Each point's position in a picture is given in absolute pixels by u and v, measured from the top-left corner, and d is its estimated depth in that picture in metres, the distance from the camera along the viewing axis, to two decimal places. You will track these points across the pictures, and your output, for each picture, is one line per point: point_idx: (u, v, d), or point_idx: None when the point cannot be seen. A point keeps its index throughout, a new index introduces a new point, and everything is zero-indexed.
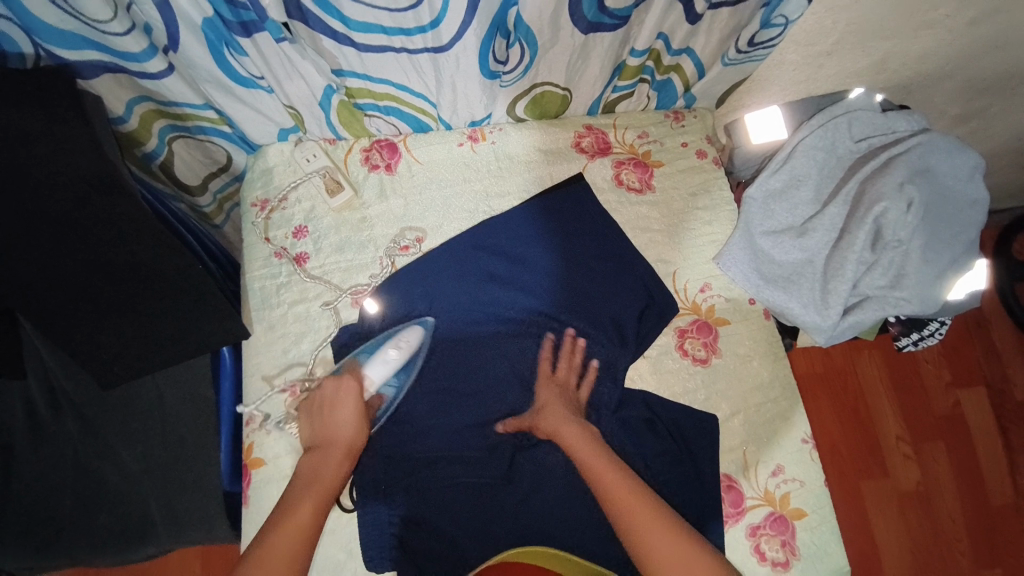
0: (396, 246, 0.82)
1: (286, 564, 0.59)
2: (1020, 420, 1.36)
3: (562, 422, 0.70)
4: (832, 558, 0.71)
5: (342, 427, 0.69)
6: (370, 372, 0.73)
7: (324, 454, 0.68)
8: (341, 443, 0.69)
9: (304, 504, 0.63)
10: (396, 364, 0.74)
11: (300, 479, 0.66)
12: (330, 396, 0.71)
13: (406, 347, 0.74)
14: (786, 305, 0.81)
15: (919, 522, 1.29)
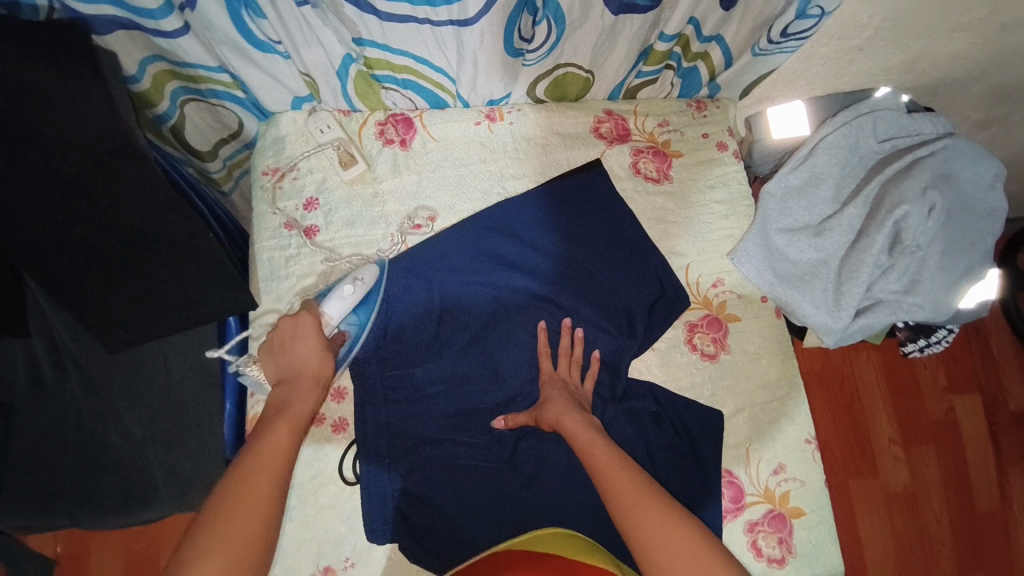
0: (409, 226, 0.81)
1: (263, 504, 0.57)
2: (1013, 428, 1.37)
3: (564, 411, 0.69)
4: (827, 558, 0.71)
5: (304, 359, 0.68)
6: (327, 308, 0.71)
7: (290, 386, 0.66)
8: (303, 373, 0.67)
9: (276, 430, 0.62)
10: (353, 299, 0.72)
11: (270, 410, 0.64)
12: (289, 333, 0.69)
13: (362, 283, 0.73)
14: (798, 305, 0.80)
15: (905, 523, 1.31)
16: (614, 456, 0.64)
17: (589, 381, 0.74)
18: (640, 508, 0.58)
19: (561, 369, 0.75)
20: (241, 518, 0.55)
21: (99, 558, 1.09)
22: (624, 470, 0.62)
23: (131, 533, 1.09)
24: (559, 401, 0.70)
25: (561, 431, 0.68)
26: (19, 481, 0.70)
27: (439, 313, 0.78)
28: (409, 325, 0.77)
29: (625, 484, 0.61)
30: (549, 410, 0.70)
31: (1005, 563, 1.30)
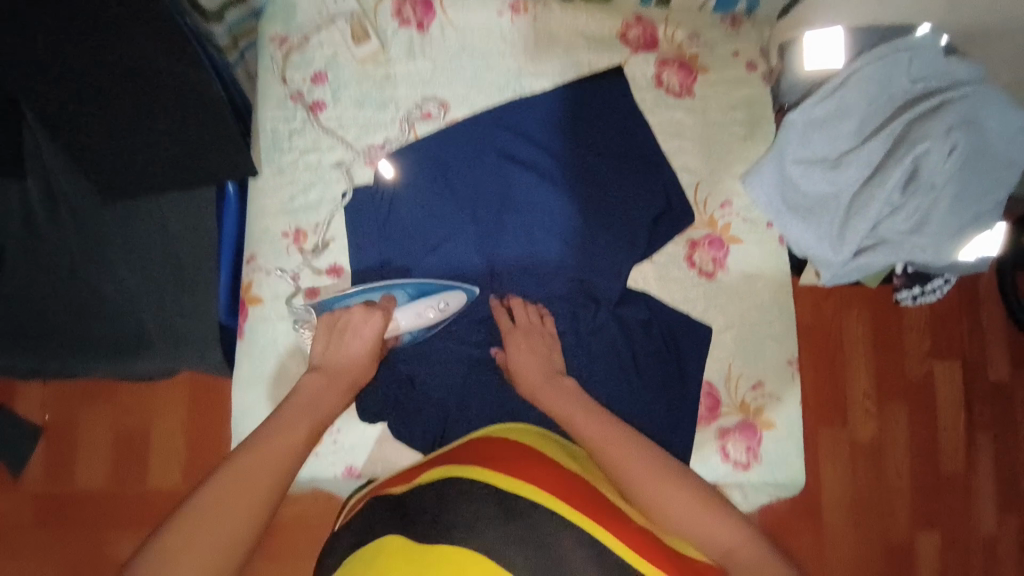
0: (418, 113, 0.78)
1: (268, 476, 0.53)
2: (987, 399, 1.42)
3: (540, 387, 0.68)
4: (789, 468, 0.75)
5: (353, 362, 0.68)
6: (400, 315, 0.72)
7: (328, 383, 0.65)
8: (345, 378, 0.67)
9: (299, 424, 0.59)
10: (427, 321, 0.73)
11: (301, 398, 0.63)
12: (354, 326, 0.69)
13: (447, 310, 0.73)
14: (801, 235, 0.79)
15: (866, 473, 1.38)
16: (601, 424, 0.62)
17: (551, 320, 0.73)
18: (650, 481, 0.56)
19: (519, 318, 0.73)
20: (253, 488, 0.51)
21: (88, 428, 1.08)
22: (606, 426, 0.62)
23: (123, 409, 1.09)
24: (532, 372, 0.69)
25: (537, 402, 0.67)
26: (14, 320, 0.71)
27: (439, 205, 0.76)
28: (411, 209, 0.76)
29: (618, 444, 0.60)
30: (525, 383, 0.69)
31: (957, 520, 1.39)
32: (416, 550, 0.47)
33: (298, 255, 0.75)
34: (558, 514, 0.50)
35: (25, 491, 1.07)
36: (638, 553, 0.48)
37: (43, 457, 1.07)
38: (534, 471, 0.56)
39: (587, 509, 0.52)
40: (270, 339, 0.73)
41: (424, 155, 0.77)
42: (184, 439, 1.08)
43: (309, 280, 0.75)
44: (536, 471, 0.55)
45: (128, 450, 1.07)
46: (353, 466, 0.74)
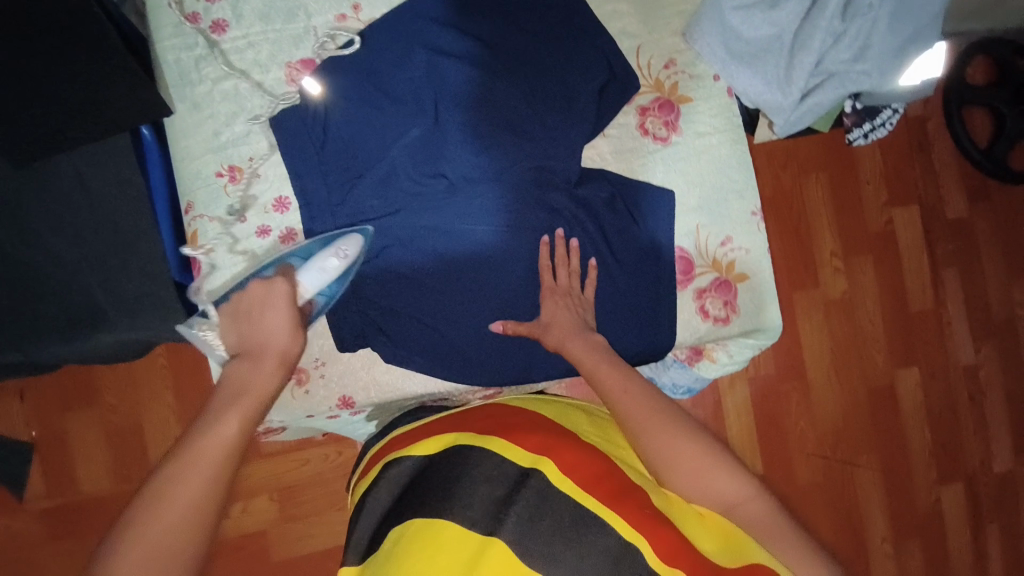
0: (332, 17, 0.73)
1: (198, 490, 0.49)
2: (947, 235, 1.49)
3: (568, 336, 0.68)
4: (766, 314, 0.77)
5: (270, 332, 0.64)
6: (304, 278, 0.68)
7: (252, 359, 0.61)
8: (270, 352, 0.62)
9: (227, 416, 0.55)
10: (335, 272, 0.69)
11: (233, 384, 0.59)
12: (258, 299, 0.66)
13: (346, 255, 0.69)
14: (750, 84, 0.77)
15: (841, 326, 1.45)
16: (586, 343, 0.67)
17: (590, 287, 0.72)
18: (659, 439, 0.57)
19: (560, 279, 0.71)
20: (177, 509, 0.47)
21: (78, 429, 1.05)
22: (598, 355, 0.65)
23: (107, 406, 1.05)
24: (566, 321, 0.69)
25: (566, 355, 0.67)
26: None
27: (374, 116, 0.71)
28: (341, 123, 0.70)
29: (630, 395, 0.60)
30: (555, 332, 0.69)
31: (931, 353, 1.50)
32: (440, 522, 0.50)
33: (235, 193, 0.72)
34: (569, 493, 0.51)
35: (31, 508, 1.04)
36: (635, 526, 0.47)
37: (39, 464, 1.04)
38: (553, 438, 0.59)
39: (597, 479, 0.53)
40: (231, 286, 0.72)
41: (351, 66, 0.71)
42: (179, 421, 1.06)
43: (256, 218, 0.72)
44: (554, 440, 0.58)
45: (124, 443, 1.05)
46: (348, 394, 0.74)
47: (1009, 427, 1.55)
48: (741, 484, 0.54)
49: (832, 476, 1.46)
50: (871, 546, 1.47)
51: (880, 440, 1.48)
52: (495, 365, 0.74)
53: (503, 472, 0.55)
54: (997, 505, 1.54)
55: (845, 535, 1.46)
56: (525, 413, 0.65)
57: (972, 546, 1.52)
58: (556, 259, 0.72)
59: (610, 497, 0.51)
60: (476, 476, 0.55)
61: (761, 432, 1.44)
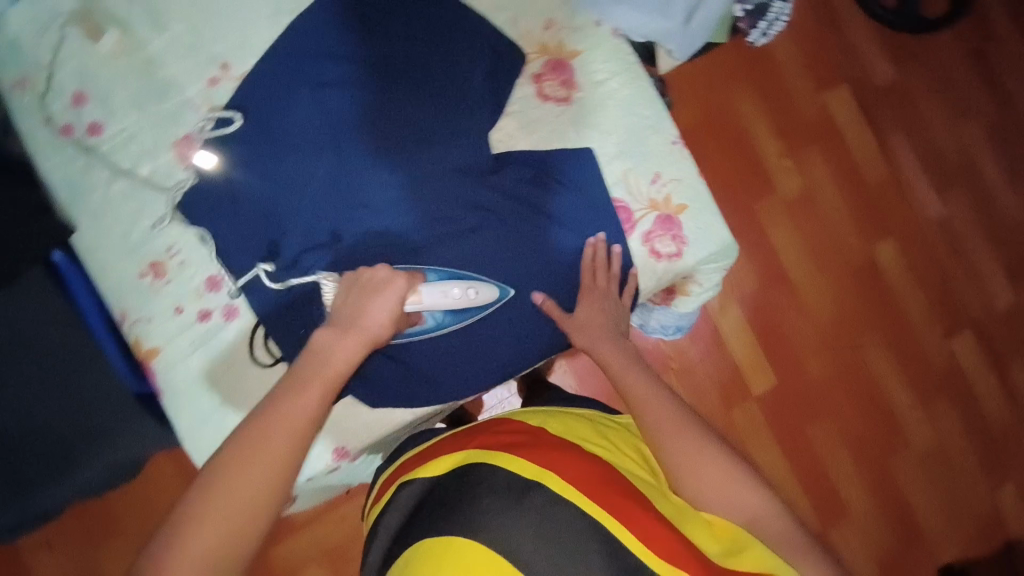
0: (204, 82, 0.71)
1: (293, 443, 0.54)
2: (882, 101, 1.50)
3: (601, 342, 0.71)
4: (715, 237, 0.77)
5: (373, 317, 0.62)
6: (425, 293, 0.66)
7: (340, 335, 0.61)
8: (362, 333, 0.61)
9: (310, 393, 0.57)
10: (454, 302, 0.68)
11: (311, 353, 0.60)
12: (372, 283, 0.64)
13: (474, 296, 0.69)
14: (633, 18, 0.76)
15: (809, 221, 1.47)
16: (615, 351, 0.71)
17: (628, 296, 0.75)
18: (699, 462, 0.62)
19: (599, 282, 0.73)
20: (238, 508, 0.51)
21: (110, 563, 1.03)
22: (631, 365, 0.70)
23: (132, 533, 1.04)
24: (598, 321, 0.72)
25: (595, 355, 0.71)
26: None
27: (281, 169, 0.69)
28: (247, 184, 0.69)
29: (662, 418, 0.65)
30: (579, 335, 0.71)
31: (903, 219, 1.51)
32: (447, 535, 0.58)
33: (163, 288, 0.69)
34: (576, 503, 0.58)
35: None
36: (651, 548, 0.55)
37: None
38: (560, 452, 0.65)
39: (605, 494, 0.59)
40: (190, 377, 0.69)
41: (242, 122, 0.69)
42: None
43: (193, 305, 0.69)
44: (563, 455, 0.64)
45: None
46: (342, 445, 0.73)
47: (1002, 265, 1.56)
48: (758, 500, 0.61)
49: (843, 364, 1.48)
50: (901, 416, 1.49)
51: (879, 316, 1.50)
52: (477, 368, 0.74)
53: (515, 484, 0.61)
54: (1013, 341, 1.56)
55: (874, 414, 1.48)
56: (528, 428, 0.70)
57: (999, 384, 1.54)
58: (593, 267, 0.73)
59: (620, 514, 0.57)
60: (494, 488, 0.61)
61: (762, 346, 1.45)
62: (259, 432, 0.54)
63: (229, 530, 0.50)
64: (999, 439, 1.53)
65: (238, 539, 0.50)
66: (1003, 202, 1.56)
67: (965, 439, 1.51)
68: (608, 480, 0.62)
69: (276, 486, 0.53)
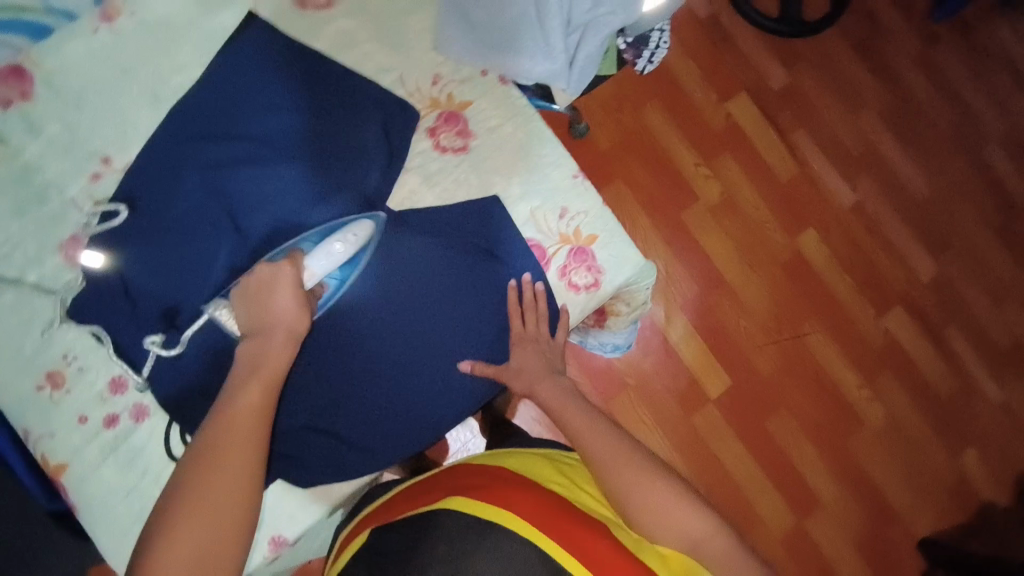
0: (86, 179, 0.68)
1: (248, 441, 0.58)
2: (781, 104, 1.57)
3: (540, 381, 0.75)
4: (629, 262, 0.78)
5: (281, 313, 0.63)
6: (311, 263, 0.66)
7: (262, 335, 0.63)
8: (281, 326, 0.63)
9: (252, 388, 0.60)
10: (340, 259, 0.67)
11: (243, 360, 0.62)
12: (265, 281, 0.64)
13: (354, 239, 0.68)
14: (517, 66, 0.78)
15: (734, 223, 1.53)
16: (552, 385, 0.75)
17: (560, 333, 0.77)
18: (642, 486, 0.64)
19: (527, 326, 0.75)
20: (220, 493, 0.55)
21: None
22: (564, 396, 0.74)
23: None
24: (536, 366, 0.74)
25: (537, 397, 0.75)
26: None
27: (179, 257, 0.68)
28: (145, 278, 0.67)
29: (596, 439, 0.68)
30: (517, 384, 0.74)
31: (823, 210, 1.56)
32: None
33: (64, 398, 0.65)
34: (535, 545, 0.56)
35: None
36: None
37: None
38: (514, 489, 0.62)
39: (560, 525, 0.58)
40: (106, 488, 0.65)
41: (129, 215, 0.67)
42: None
43: (97, 412, 0.65)
44: (517, 488, 0.62)
45: None
46: (279, 533, 0.70)
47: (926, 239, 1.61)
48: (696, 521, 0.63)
49: (788, 355, 1.51)
50: (850, 397, 1.51)
51: (814, 302, 1.53)
52: (407, 431, 0.72)
53: (471, 524, 0.59)
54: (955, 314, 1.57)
55: (824, 398, 1.50)
56: (484, 468, 0.68)
57: (937, 352, 1.54)
58: (524, 308, 0.75)
59: (580, 551, 0.55)
60: (450, 531, 0.60)
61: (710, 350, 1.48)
62: (217, 436, 0.57)
63: (217, 514, 0.55)
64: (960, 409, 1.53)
65: (232, 513, 0.55)
66: (915, 178, 1.58)
67: (917, 411, 1.52)
68: (560, 512, 0.60)
69: (247, 471, 0.57)
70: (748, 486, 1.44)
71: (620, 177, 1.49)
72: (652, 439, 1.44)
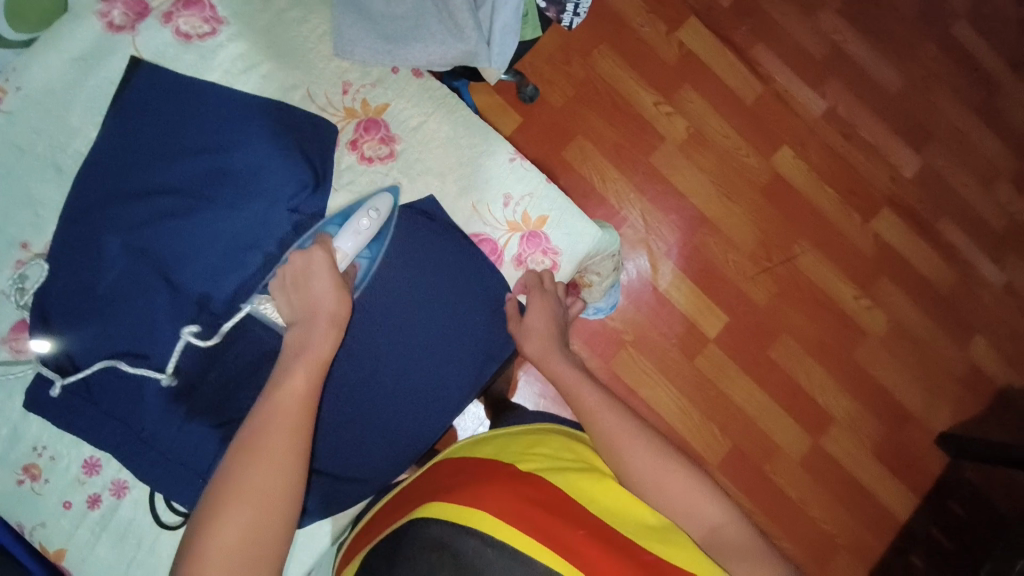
0: (10, 268, 0.67)
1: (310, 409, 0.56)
2: (735, 19, 1.46)
3: (551, 348, 0.71)
4: (585, 236, 0.76)
5: (323, 295, 0.62)
6: (341, 243, 0.65)
7: (308, 326, 0.61)
8: (327, 316, 0.61)
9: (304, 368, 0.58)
10: (368, 234, 0.67)
11: (292, 350, 0.60)
12: (301, 271, 0.63)
13: (380, 213, 0.67)
14: (426, 53, 0.73)
15: (707, 156, 1.42)
16: (567, 367, 0.70)
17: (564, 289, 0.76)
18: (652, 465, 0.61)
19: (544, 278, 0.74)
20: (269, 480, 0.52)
21: None
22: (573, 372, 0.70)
23: None
24: (545, 325, 0.71)
25: (546, 366, 0.71)
26: None
27: (120, 328, 0.66)
28: (92, 356, 0.66)
29: (614, 422, 0.64)
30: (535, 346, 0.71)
31: (797, 124, 1.46)
32: None
33: (45, 490, 0.66)
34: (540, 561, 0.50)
35: None
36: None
37: None
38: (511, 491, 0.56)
39: (540, 523, 0.53)
40: (111, 560, 0.66)
41: (60, 294, 0.66)
42: None
43: (79, 495, 0.66)
44: (496, 488, 0.56)
45: None
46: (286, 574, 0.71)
47: (918, 131, 1.49)
48: (714, 509, 0.60)
49: (783, 281, 1.42)
50: (849, 309, 1.42)
51: (798, 219, 1.43)
52: (405, 442, 0.71)
53: (448, 534, 0.53)
54: (958, 202, 1.49)
55: (824, 316, 1.41)
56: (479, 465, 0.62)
57: (931, 247, 1.47)
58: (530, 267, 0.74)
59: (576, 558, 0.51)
60: (426, 546, 0.53)
61: (704, 293, 1.39)
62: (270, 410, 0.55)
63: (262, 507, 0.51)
64: (977, 302, 1.46)
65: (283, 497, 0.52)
66: (887, 71, 1.49)
67: (921, 313, 1.44)
68: (542, 509, 0.55)
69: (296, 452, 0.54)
70: (765, 421, 1.37)
71: (579, 131, 1.39)
72: (660, 390, 1.35)
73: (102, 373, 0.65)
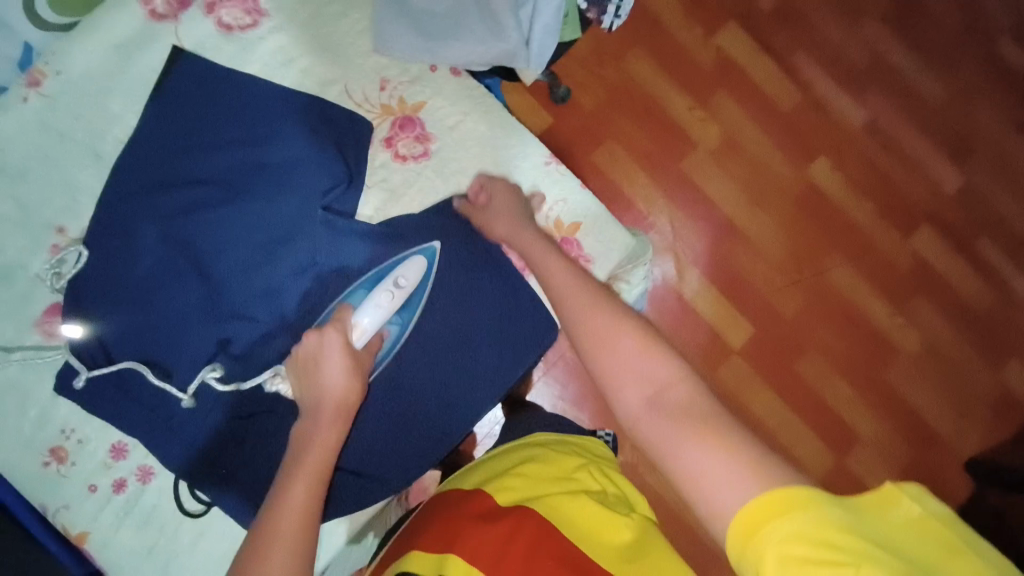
0: (47, 252, 0.68)
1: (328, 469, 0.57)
2: (775, 24, 1.42)
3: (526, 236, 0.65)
4: (618, 243, 0.74)
5: (333, 385, 0.60)
6: (359, 317, 0.63)
7: (314, 415, 0.60)
8: (335, 402, 0.60)
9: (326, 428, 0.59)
10: (391, 307, 0.64)
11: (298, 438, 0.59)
12: (312, 350, 0.61)
13: (404, 285, 0.65)
14: (467, 52, 0.73)
15: (739, 164, 1.39)
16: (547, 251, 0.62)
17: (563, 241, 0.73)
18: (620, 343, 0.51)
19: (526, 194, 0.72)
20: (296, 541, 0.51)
21: None
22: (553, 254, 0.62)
23: None
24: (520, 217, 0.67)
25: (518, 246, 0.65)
26: None
27: (151, 317, 0.66)
28: (122, 342, 0.66)
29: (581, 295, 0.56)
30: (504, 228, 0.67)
31: (835, 134, 1.42)
32: None
33: (71, 473, 0.67)
34: None
35: None
36: None
37: None
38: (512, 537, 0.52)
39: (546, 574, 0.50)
40: (130, 545, 0.67)
41: (93, 279, 0.67)
42: None
43: (105, 479, 0.67)
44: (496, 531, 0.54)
45: None
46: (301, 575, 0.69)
47: (962, 146, 1.44)
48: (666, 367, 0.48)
49: (813, 295, 1.38)
50: (880, 328, 1.38)
51: (831, 232, 1.39)
52: (437, 445, 0.71)
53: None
54: (1001, 221, 1.43)
55: (855, 334, 1.37)
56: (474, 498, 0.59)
57: (970, 267, 1.41)
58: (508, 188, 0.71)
59: None
60: None
61: (730, 305, 1.36)
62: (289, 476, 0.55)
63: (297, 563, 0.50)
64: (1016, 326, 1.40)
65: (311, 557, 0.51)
66: (932, 82, 1.44)
67: (956, 335, 1.39)
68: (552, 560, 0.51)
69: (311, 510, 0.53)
70: (788, 438, 1.33)
71: (609, 134, 1.37)
72: None
73: (134, 368, 0.66)
